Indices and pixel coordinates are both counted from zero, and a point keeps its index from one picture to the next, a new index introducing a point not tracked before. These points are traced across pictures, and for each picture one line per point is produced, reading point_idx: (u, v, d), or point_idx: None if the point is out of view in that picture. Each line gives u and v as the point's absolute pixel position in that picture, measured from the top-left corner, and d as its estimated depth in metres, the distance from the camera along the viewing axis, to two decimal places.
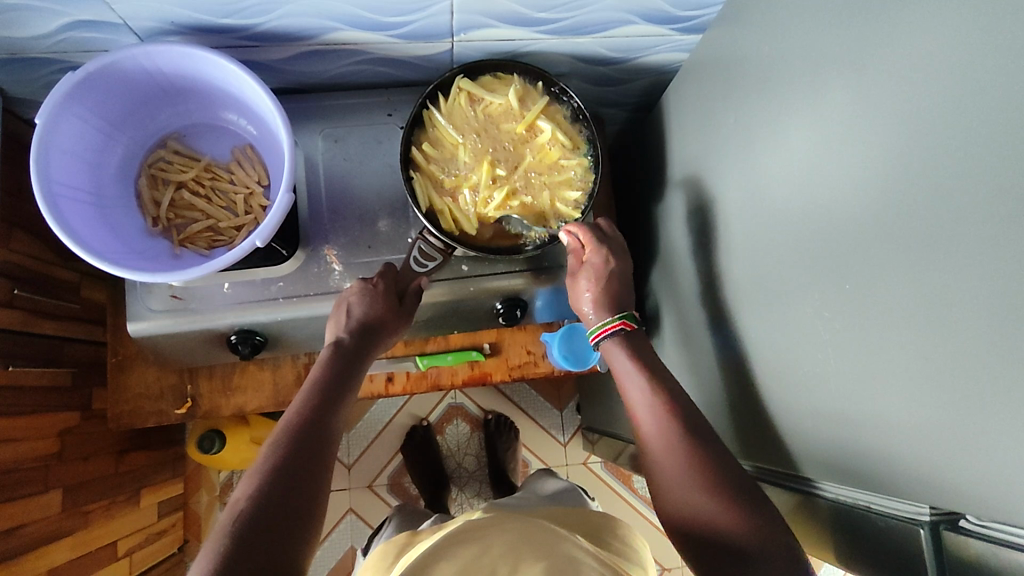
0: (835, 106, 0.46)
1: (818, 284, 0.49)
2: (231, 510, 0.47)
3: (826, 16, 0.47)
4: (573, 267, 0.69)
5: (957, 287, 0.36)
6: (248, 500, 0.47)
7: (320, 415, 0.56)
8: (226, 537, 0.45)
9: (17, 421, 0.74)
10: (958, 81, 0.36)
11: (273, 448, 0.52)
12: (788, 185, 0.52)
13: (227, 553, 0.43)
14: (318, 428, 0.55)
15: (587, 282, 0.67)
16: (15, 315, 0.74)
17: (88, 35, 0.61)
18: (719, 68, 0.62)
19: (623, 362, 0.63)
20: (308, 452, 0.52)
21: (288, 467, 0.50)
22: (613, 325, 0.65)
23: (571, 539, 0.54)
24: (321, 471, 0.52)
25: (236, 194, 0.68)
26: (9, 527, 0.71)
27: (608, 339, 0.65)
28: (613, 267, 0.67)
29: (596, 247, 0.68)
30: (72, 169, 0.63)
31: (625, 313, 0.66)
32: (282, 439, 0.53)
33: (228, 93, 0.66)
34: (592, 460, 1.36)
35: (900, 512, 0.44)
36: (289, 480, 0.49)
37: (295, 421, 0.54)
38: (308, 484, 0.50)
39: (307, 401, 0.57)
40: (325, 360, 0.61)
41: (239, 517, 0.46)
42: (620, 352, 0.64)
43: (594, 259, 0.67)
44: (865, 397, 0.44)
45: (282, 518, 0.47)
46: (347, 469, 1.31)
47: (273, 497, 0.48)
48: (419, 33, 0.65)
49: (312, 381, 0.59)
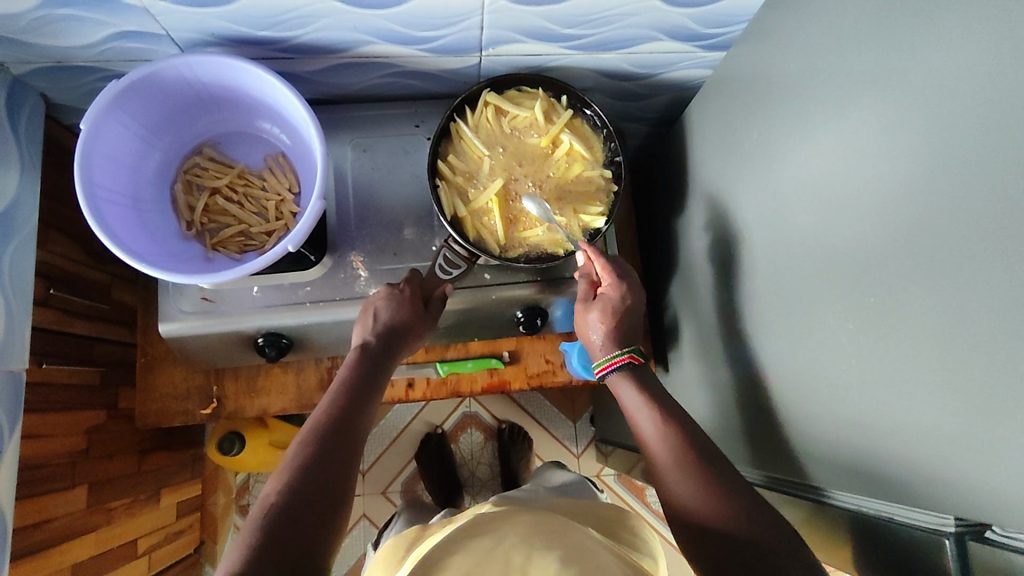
0: (857, 123, 0.47)
1: (838, 295, 0.49)
2: (260, 505, 0.48)
3: (849, 35, 0.48)
4: (584, 298, 0.68)
5: (979, 298, 0.37)
6: (277, 495, 0.49)
7: (347, 414, 0.57)
8: (256, 531, 0.46)
9: (47, 418, 0.75)
10: (981, 99, 0.37)
11: (302, 446, 0.53)
12: (808, 198, 0.53)
13: (256, 546, 0.45)
14: (345, 428, 0.56)
15: (601, 313, 0.66)
16: (49, 314, 0.76)
17: (131, 45, 0.63)
18: (742, 85, 0.64)
19: (629, 393, 0.63)
20: (334, 451, 0.53)
21: (314, 466, 0.51)
22: (620, 359, 0.64)
23: (586, 530, 0.55)
24: (347, 470, 0.53)
25: (268, 200, 0.70)
26: (35, 520, 0.72)
27: (615, 372, 0.64)
28: (627, 303, 0.67)
29: (613, 282, 0.67)
30: (113, 173, 0.65)
31: (633, 348, 0.66)
32: (309, 437, 0.54)
33: (263, 103, 0.68)
34: (606, 472, 1.37)
35: (925, 524, 0.44)
36: (314, 478, 0.51)
37: (323, 420, 0.56)
38: (335, 482, 0.52)
39: (335, 400, 0.58)
40: (352, 361, 0.63)
41: (268, 513, 0.47)
42: (627, 384, 0.63)
43: (611, 293, 0.67)
44: (887, 409, 0.45)
45: (310, 515, 0.48)
46: (362, 475, 1.32)
47: (299, 494, 0.49)
48: (449, 47, 0.67)
49: (340, 382, 0.60)
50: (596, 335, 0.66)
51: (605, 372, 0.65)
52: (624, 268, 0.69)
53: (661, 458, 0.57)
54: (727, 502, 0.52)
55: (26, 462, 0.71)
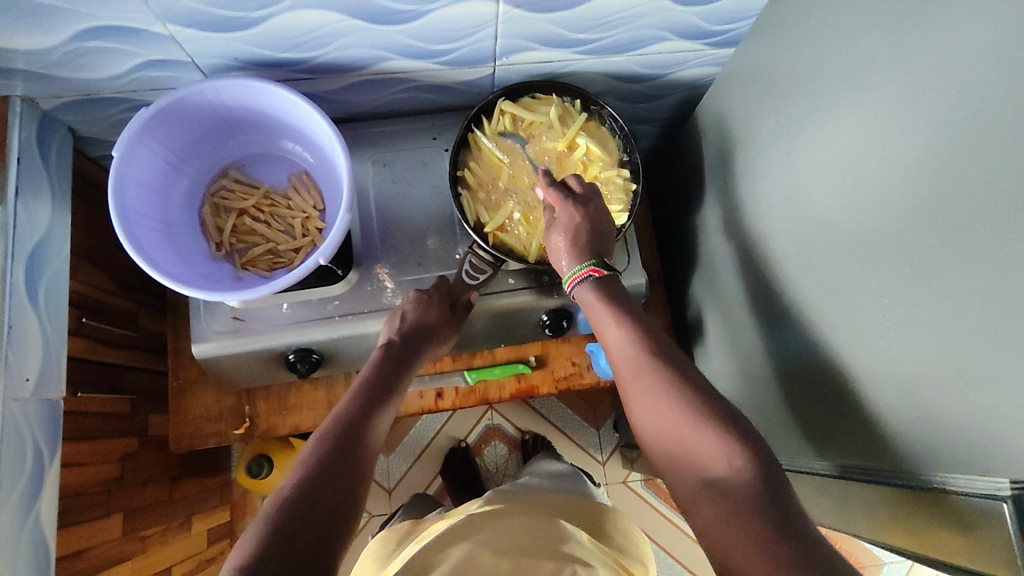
0: (874, 104, 0.48)
1: (870, 272, 0.50)
2: (274, 498, 0.49)
3: (859, 19, 0.49)
4: (546, 223, 0.66)
5: (1009, 261, 0.38)
6: (293, 488, 0.49)
7: (365, 415, 0.58)
8: (268, 521, 0.46)
9: (82, 446, 0.76)
10: (1002, 65, 0.38)
11: (318, 443, 0.54)
12: (830, 181, 0.54)
13: (268, 536, 0.45)
14: (365, 427, 0.57)
15: (559, 236, 0.64)
16: (81, 343, 0.78)
17: (157, 74, 0.65)
18: (754, 78, 0.65)
19: (602, 312, 0.62)
20: (353, 449, 0.54)
21: (331, 462, 0.52)
22: (582, 273, 0.63)
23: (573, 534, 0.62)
24: (363, 468, 0.54)
25: (294, 218, 0.71)
26: (75, 549, 0.72)
27: (582, 286, 0.63)
28: (581, 220, 0.64)
29: (563, 203, 0.65)
30: (145, 198, 0.66)
31: (597, 261, 0.63)
32: (329, 433, 0.55)
33: (286, 123, 0.70)
34: (632, 478, 1.37)
35: (929, 486, 0.47)
36: (331, 474, 0.51)
37: (341, 419, 0.57)
38: (352, 479, 0.52)
39: (355, 399, 0.59)
40: (375, 363, 0.64)
41: (282, 504, 0.48)
42: (596, 300, 0.62)
43: (563, 214, 0.64)
44: (931, 378, 0.45)
45: (325, 509, 0.49)
46: (388, 493, 1.32)
47: (314, 488, 0.50)
48: (464, 59, 0.69)
49: (361, 383, 0.61)
50: (559, 257, 0.64)
51: (573, 287, 0.64)
52: (580, 192, 0.66)
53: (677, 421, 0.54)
54: (769, 467, 0.49)
55: (64, 491, 0.71)
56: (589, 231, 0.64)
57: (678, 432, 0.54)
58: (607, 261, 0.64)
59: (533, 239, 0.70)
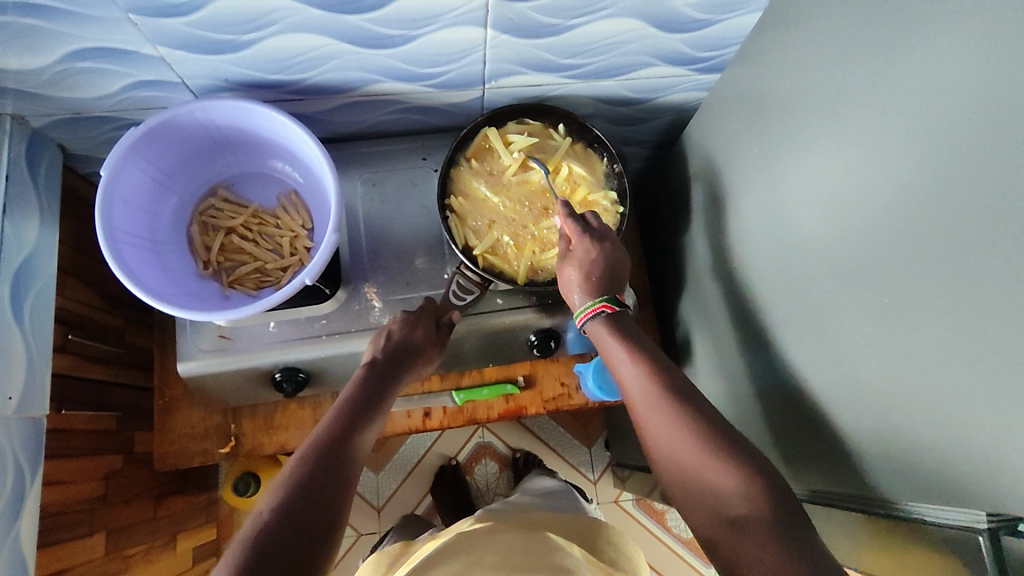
0: (854, 133, 0.49)
1: (852, 300, 0.50)
2: (253, 521, 0.48)
3: (838, 50, 0.50)
4: (562, 254, 0.67)
5: (989, 292, 0.38)
6: (272, 511, 0.49)
7: (348, 433, 0.57)
8: (248, 546, 0.46)
9: (65, 465, 0.75)
10: (977, 100, 0.39)
11: (300, 462, 0.53)
12: (812, 207, 0.54)
13: (247, 561, 0.45)
14: (347, 446, 0.56)
15: (571, 270, 0.65)
16: (67, 360, 0.77)
17: (147, 94, 0.66)
18: (738, 104, 0.66)
19: (608, 340, 0.63)
20: (335, 469, 0.54)
21: (313, 483, 0.52)
22: (594, 308, 0.63)
23: (572, 555, 0.61)
24: (345, 489, 0.54)
25: (282, 236, 0.72)
26: (56, 569, 0.71)
27: (592, 321, 0.64)
28: (597, 257, 0.65)
29: (582, 238, 0.66)
30: (132, 217, 0.66)
31: (608, 296, 0.64)
32: (310, 453, 0.54)
33: (276, 143, 0.70)
34: (623, 498, 1.36)
35: (910, 514, 0.48)
36: (312, 496, 0.51)
37: (322, 438, 0.56)
38: (333, 500, 0.52)
39: (338, 419, 0.59)
40: (358, 381, 0.64)
41: (261, 529, 0.47)
42: (605, 331, 0.63)
43: (581, 249, 0.66)
44: (906, 405, 0.45)
45: (305, 532, 0.48)
46: (377, 511, 1.31)
47: (295, 510, 0.49)
48: (454, 82, 0.70)
49: (345, 401, 0.61)
50: (572, 291, 0.65)
51: (583, 322, 0.65)
52: (596, 228, 0.67)
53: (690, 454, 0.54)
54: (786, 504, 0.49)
55: (47, 509, 0.71)
56: (605, 270, 0.65)
57: (694, 456, 0.54)
58: (618, 298, 0.65)
59: (521, 263, 0.71)
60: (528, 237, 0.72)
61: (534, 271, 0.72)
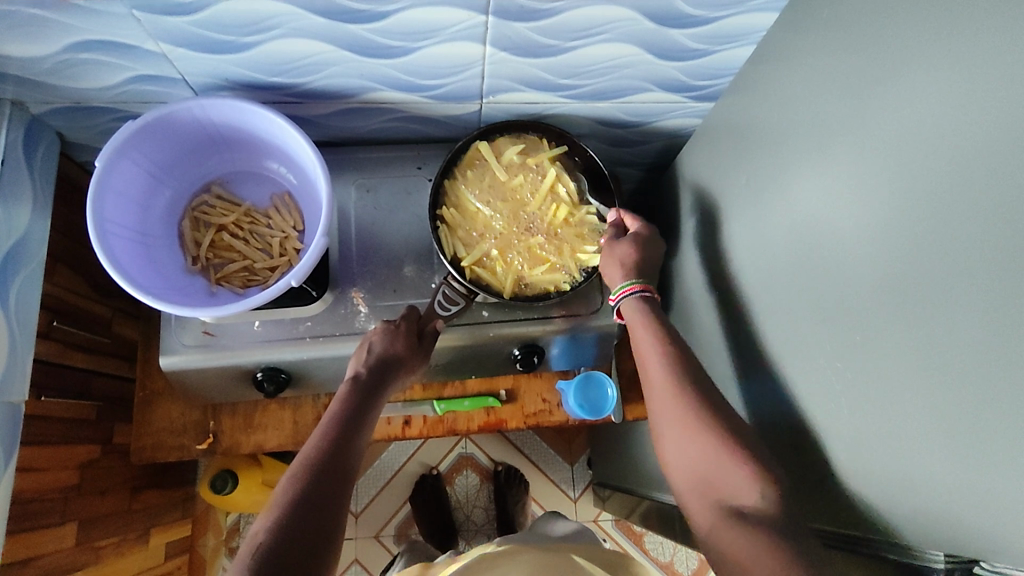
0: (837, 170, 0.49)
1: (830, 334, 0.51)
2: (249, 543, 0.50)
3: (826, 87, 0.51)
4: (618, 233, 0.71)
5: (960, 334, 0.39)
6: (267, 533, 0.50)
7: (336, 445, 0.58)
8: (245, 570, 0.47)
9: (41, 451, 0.75)
10: (951, 146, 0.39)
11: (291, 482, 0.54)
12: (796, 239, 0.55)
13: None
14: (336, 461, 0.57)
15: (631, 246, 0.69)
16: (50, 346, 0.77)
17: (148, 88, 0.66)
18: (730, 133, 0.67)
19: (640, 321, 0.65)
20: (325, 486, 0.54)
21: (304, 502, 0.52)
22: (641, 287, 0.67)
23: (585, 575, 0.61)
24: (338, 504, 0.54)
25: (273, 237, 0.72)
26: (26, 556, 0.71)
27: (634, 298, 0.66)
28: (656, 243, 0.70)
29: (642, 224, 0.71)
30: (124, 209, 0.67)
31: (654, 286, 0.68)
32: (300, 471, 0.55)
33: (272, 144, 0.71)
34: (603, 517, 1.36)
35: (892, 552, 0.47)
36: (305, 514, 0.51)
37: (311, 455, 0.57)
38: (327, 518, 0.52)
39: (325, 434, 0.59)
40: (343, 394, 0.64)
41: (258, 551, 0.48)
42: (638, 310, 0.66)
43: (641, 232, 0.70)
44: (879, 442, 0.46)
45: (300, 552, 0.49)
46: (355, 517, 1.31)
47: (290, 532, 0.50)
48: (452, 95, 0.70)
49: (332, 413, 0.61)
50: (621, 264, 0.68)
51: (625, 297, 0.67)
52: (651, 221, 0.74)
53: (704, 458, 0.55)
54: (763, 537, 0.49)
55: (18, 496, 0.70)
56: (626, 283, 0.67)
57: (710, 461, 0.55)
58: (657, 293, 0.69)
59: (508, 276, 0.72)
60: (516, 249, 0.72)
61: (522, 286, 0.72)
